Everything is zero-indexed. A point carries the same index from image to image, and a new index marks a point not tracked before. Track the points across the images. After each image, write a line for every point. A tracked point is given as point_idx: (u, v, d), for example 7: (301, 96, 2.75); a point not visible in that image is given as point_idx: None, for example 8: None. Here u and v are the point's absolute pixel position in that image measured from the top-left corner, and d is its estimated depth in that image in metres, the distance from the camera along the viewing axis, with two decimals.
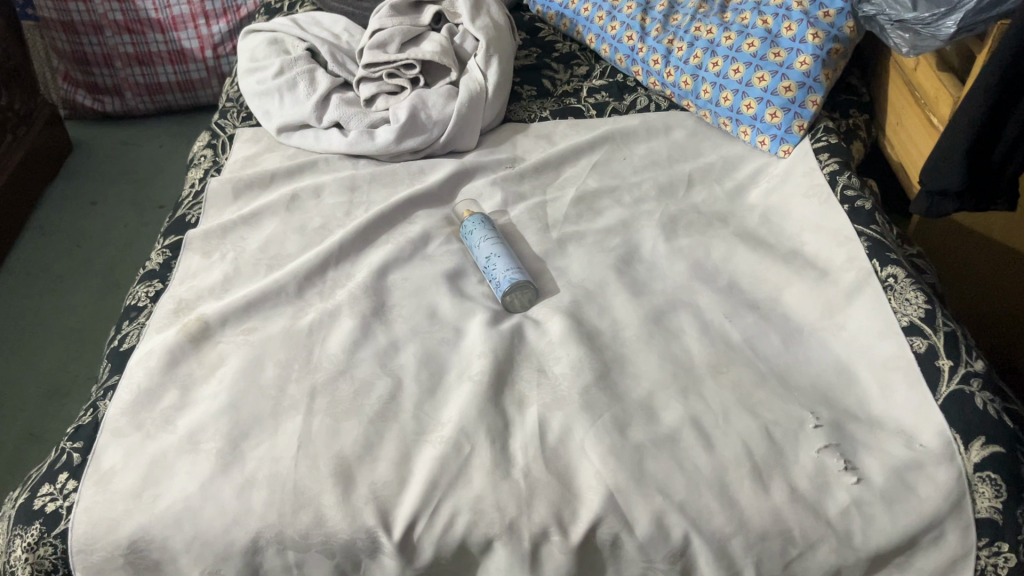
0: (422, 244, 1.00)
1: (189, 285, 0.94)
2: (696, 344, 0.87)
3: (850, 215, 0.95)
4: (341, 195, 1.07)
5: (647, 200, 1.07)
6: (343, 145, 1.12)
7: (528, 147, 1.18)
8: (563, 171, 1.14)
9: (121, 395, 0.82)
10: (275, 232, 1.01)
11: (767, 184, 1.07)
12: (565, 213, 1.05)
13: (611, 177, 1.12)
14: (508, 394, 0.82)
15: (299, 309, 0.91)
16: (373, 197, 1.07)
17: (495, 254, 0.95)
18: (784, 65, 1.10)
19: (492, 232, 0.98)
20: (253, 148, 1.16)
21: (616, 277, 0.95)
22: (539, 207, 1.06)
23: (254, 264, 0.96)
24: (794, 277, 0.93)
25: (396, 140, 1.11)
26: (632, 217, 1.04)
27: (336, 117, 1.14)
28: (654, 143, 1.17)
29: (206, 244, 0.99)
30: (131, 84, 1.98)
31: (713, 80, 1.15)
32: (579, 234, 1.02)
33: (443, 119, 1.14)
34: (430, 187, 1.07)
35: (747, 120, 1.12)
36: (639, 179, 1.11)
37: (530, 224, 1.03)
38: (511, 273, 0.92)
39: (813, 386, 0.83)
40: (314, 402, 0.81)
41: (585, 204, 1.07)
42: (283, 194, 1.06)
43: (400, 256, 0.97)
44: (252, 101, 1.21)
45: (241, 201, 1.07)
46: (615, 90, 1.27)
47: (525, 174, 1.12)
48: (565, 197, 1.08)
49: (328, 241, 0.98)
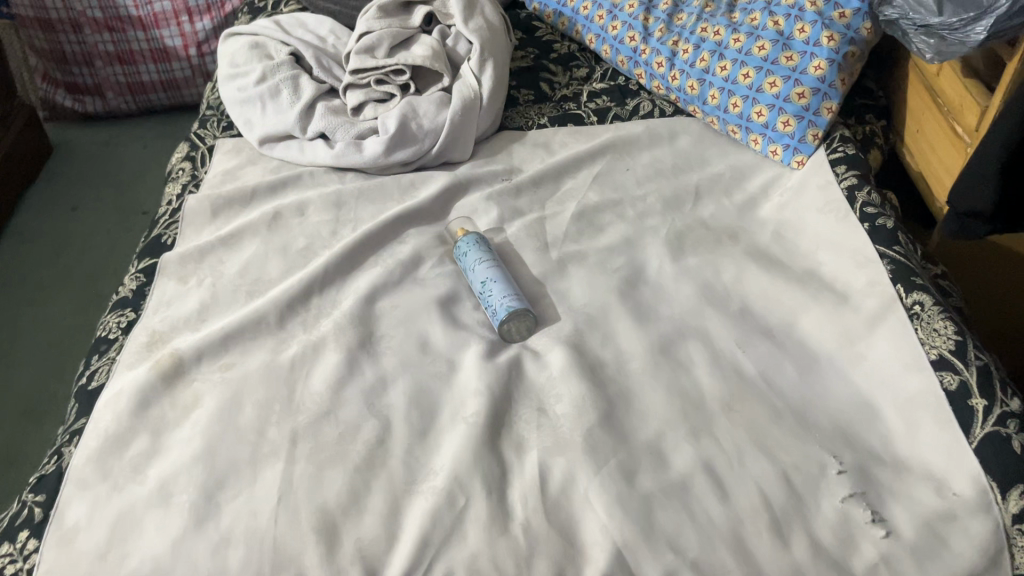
0: (412, 266, 0.93)
1: (163, 316, 0.87)
2: (706, 376, 0.81)
3: (870, 235, 0.88)
4: (326, 212, 1.01)
5: (652, 214, 1.01)
6: (329, 157, 1.06)
7: (525, 157, 1.11)
8: (562, 183, 1.07)
9: (88, 441, 0.76)
10: (256, 255, 0.95)
11: (779, 198, 1.01)
12: (565, 231, 0.99)
13: (613, 189, 1.05)
14: (505, 437, 0.76)
15: (281, 341, 0.84)
16: (360, 214, 1.01)
17: (491, 279, 0.88)
18: (797, 69, 1.03)
19: (488, 253, 0.92)
20: (234, 161, 1.10)
21: (620, 301, 0.89)
22: (537, 223, 1.00)
23: (233, 290, 0.90)
24: (811, 301, 0.86)
25: (385, 152, 1.05)
26: (636, 234, 0.98)
27: (321, 127, 1.08)
28: (658, 151, 1.11)
29: (182, 268, 0.93)
30: (113, 83, 1.90)
31: (721, 85, 1.09)
32: (580, 253, 0.95)
33: (435, 128, 1.08)
34: (422, 203, 1.01)
35: (757, 128, 1.06)
36: (643, 192, 1.04)
37: (527, 243, 0.97)
38: (508, 300, 0.86)
39: (834, 423, 0.76)
40: (296, 447, 0.75)
41: (586, 220, 1.01)
42: (265, 211, 0.99)
43: (389, 281, 0.91)
44: (232, 110, 1.14)
45: (219, 220, 1.00)
46: (617, 94, 1.21)
47: (522, 187, 1.05)
48: (565, 212, 1.02)
49: (313, 264, 0.92)
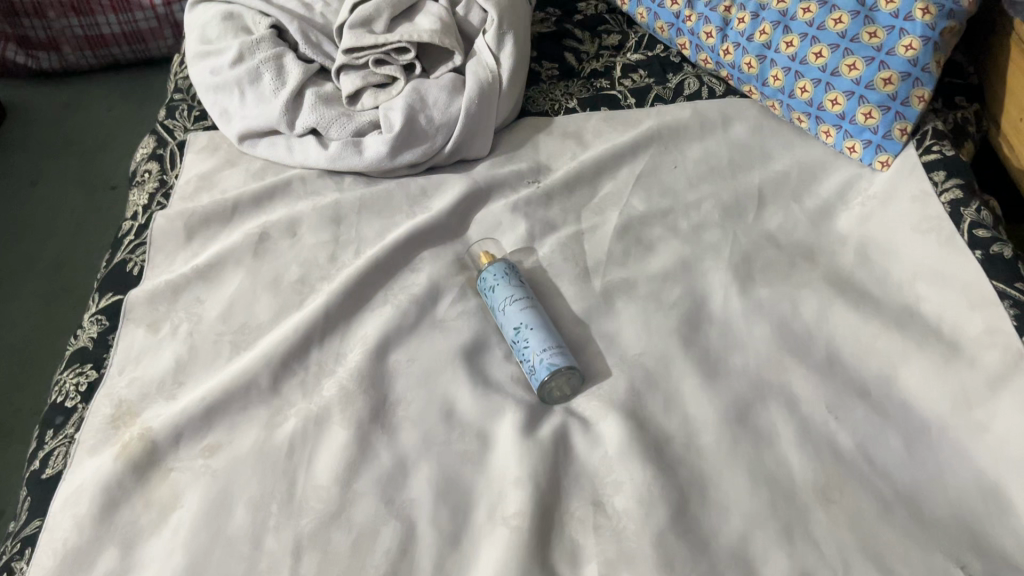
0: (430, 303, 0.78)
1: (131, 377, 0.72)
2: (794, 454, 0.67)
3: (985, 268, 0.73)
4: (323, 230, 0.84)
5: (709, 227, 0.85)
6: (322, 160, 0.89)
7: (554, 151, 0.95)
8: (600, 186, 0.91)
9: (42, 558, 0.61)
10: (241, 290, 0.79)
11: (860, 206, 0.85)
12: (608, 251, 0.83)
13: (661, 194, 0.89)
14: (556, 543, 0.62)
15: (275, 411, 0.69)
16: (363, 232, 0.85)
17: (527, 325, 0.73)
18: (883, 49, 0.85)
19: (521, 290, 0.77)
20: (210, 162, 0.93)
21: (682, 348, 0.74)
22: (574, 241, 0.84)
23: (215, 341, 0.75)
24: (913, 349, 0.71)
25: (390, 154, 0.88)
26: (694, 256, 0.82)
27: (312, 122, 0.90)
28: (710, 142, 0.94)
29: (152, 311, 0.77)
30: (69, 37, 1.68)
31: (786, 65, 0.92)
32: (629, 281, 0.80)
33: (448, 122, 0.91)
34: (436, 219, 0.85)
35: (831, 119, 0.89)
36: (696, 199, 0.88)
37: (565, 268, 0.82)
38: (549, 354, 0.71)
39: (955, 517, 0.63)
40: (300, 563, 0.61)
41: (633, 236, 0.85)
42: (250, 232, 0.83)
43: (403, 325, 0.75)
44: (206, 97, 0.97)
45: (195, 242, 0.84)
46: (656, 68, 1.04)
47: (553, 193, 0.89)
48: (607, 225, 0.86)
49: (310, 305, 0.77)
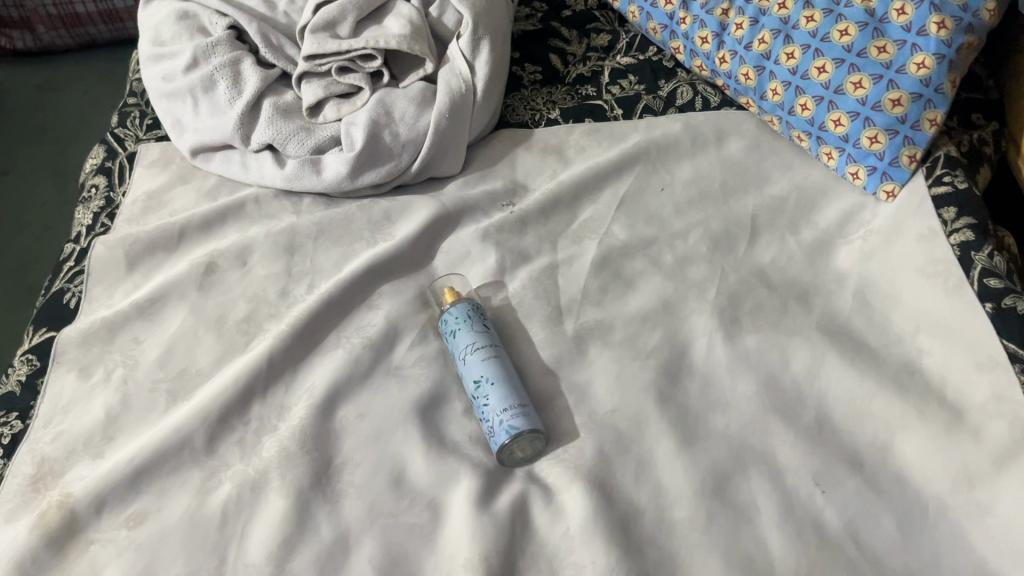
0: (386, 348, 0.72)
1: (56, 431, 0.66)
2: (774, 535, 0.60)
3: (995, 323, 0.66)
4: (275, 260, 0.78)
5: (695, 261, 0.78)
6: (279, 180, 0.82)
7: (532, 169, 0.88)
8: (579, 210, 0.84)
9: None
10: (182, 331, 0.73)
11: (862, 241, 0.78)
12: (584, 288, 0.76)
13: (645, 221, 0.82)
14: None
15: (210, 474, 0.64)
16: (319, 263, 0.78)
17: (487, 379, 0.67)
18: (892, 66, 0.77)
19: (486, 335, 0.70)
20: (160, 178, 0.86)
21: (658, 406, 0.67)
22: (548, 275, 0.78)
23: (151, 390, 0.69)
24: (912, 415, 0.65)
25: (350, 175, 0.81)
26: (676, 295, 0.75)
27: (268, 138, 0.83)
28: (702, 161, 0.87)
29: (85, 354, 0.71)
30: (42, 15, 1.59)
31: (786, 78, 0.84)
32: (604, 324, 0.73)
33: (415, 138, 0.84)
34: (398, 249, 0.78)
35: (833, 141, 0.82)
36: (683, 228, 0.81)
37: (535, 308, 0.75)
38: (510, 416, 0.64)
39: None
40: None
41: (612, 270, 0.78)
42: (195, 262, 0.77)
43: (354, 375, 0.69)
44: (158, 104, 0.90)
45: (138, 273, 0.77)
46: (647, 74, 0.96)
47: (528, 219, 0.82)
48: (585, 257, 0.79)
49: (255, 350, 0.70)
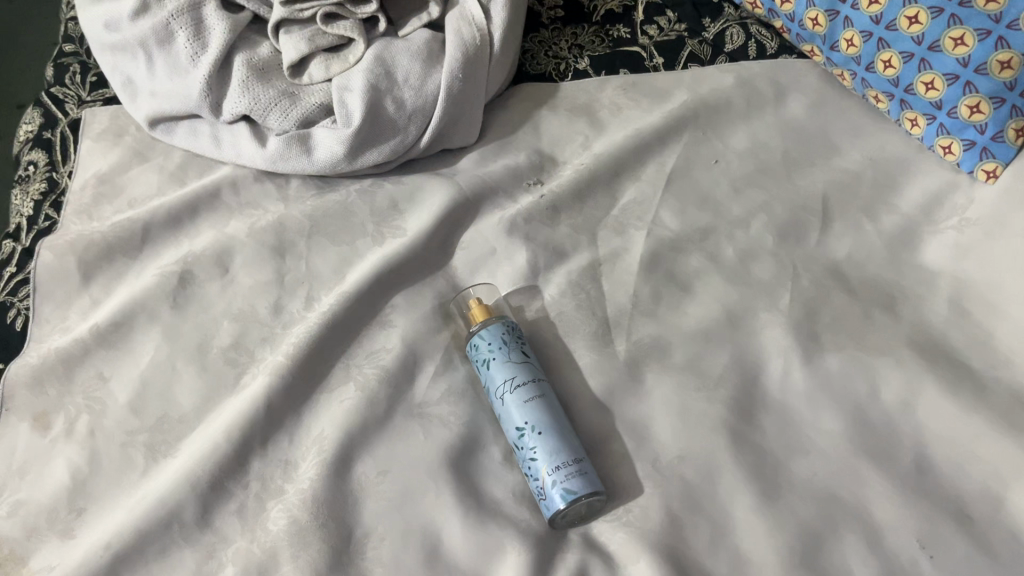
0: (405, 380, 0.60)
1: (12, 502, 0.55)
2: None
3: None
4: (262, 264, 0.65)
5: (760, 255, 0.67)
6: (261, 161, 0.68)
7: (561, 136, 0.74)
8: (619, 191, 0.71)
9: None
10: (157, 364, 0.60)
11: (955, 232, 0.66)
12: (633, 295, 0.65)
13: (698, 205, 0.70)
14: None
15: (206, 555, 0.53)
16: (316, 266, 0.65)
17: (534, 427, 0.56)
18: (1003, 20, 0.62)
19: (526, 366, 0.59)
20: (112, 156, 0.71)
21: (732, 451, 0.57)
22: (589, 278, 0.66)
23: (124, 445, 0.57)
24: None
25: (348, 156, 0.68)
26: (742, 303, 0.64)
27: (244, 109, 0.68)
28: (759, 125, 0.74)
29: (40, 398, 0.59)
30: None
31: (865, 28, 0.69)
32: (661, 343, 0.63)
33: (424, 106, 0.69)
34: (411, 250, 0.66)
35: (920, 107, 0.69)
36: (743, 214, 0.69)
37: (578, 322, 0.64)
38: (564, 476, 0.54)
39: None
40: None
41: (663, 270, 0.66)
42: (166, 272, 0.64)
43: (370, 420, 0.58)
44: (103, 58, 0.73)
45: (96, 285, 0.64)
46: (689, 10, 0.81)
47: (560, 204, 0.70)
48: (631, 254, 0.67)
49: (250, 390, 0.59)
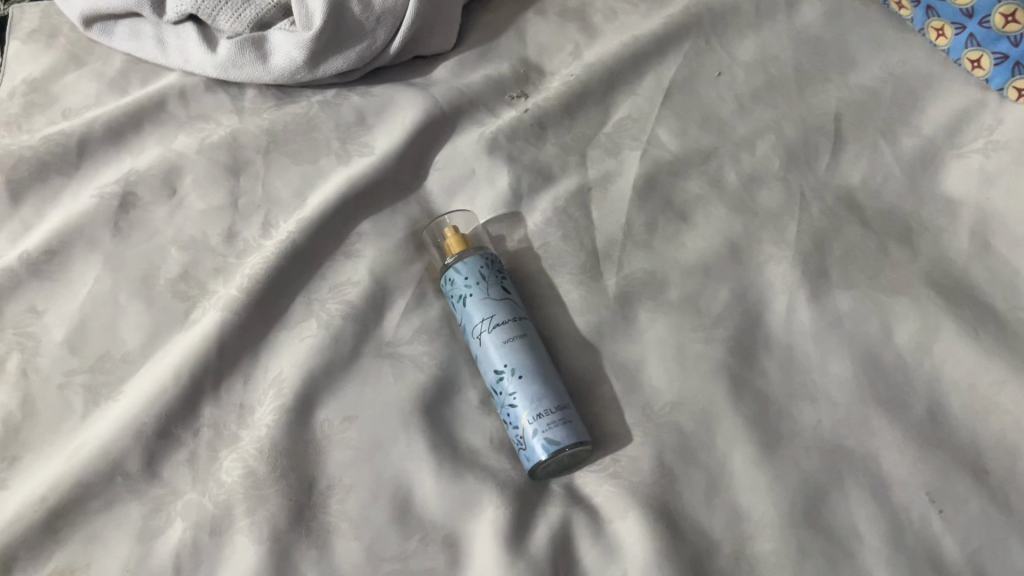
0: (374, 317, 0.55)
1: None
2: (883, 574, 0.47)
3: None
4: (215, 185, 0.58)
5: (766, 181, 0.61)
6: (210, 67, 0.61)
7: (551, 45, 0.67)
8: (613, 107, 0.64)
9: None
10: (97, 296, 0.54)
11: (981, 156, 0.60)
12: (626, 224, 0.59)
13: (700, 124, 0.63)
14: None
15: (153, 509, 0.48)
16: (276, 188, 0.59)
17: (514, 371, 0.51)
18: None
19: (506, 304, 0.53)
20: (44, 61, 0.64)
21: (730, 397, 0.53)
22: (577, 204, 0.60)
23: (61, 387, 0.51)
24: None
25: (309, 63, 0.61)
26: (745, 234, 0.59)
27: (190, 8, 0.61)
28: (769, 35, 0.67)
29: None
30: None
31: None
32: (656, 277, 0.57)
33: (393, 8, 0.63)
34: (380, 172, 0.59)
35: (949, 15, 0.62)
36: (749, 134, 0.63)
37: (565, 254, 0.58)
38: (546, 425, 0.49)
39: None
40: None
41: (660, 195, 0.60)
42: (106, 191, 0.57)
43: (334, 360, 0.53)
44: None
45: (26, 206, 0.57)
46: None
47: (548, 121, 0.63)
48: (625, 177, 0.61)
49: (200, 327, 0.53)
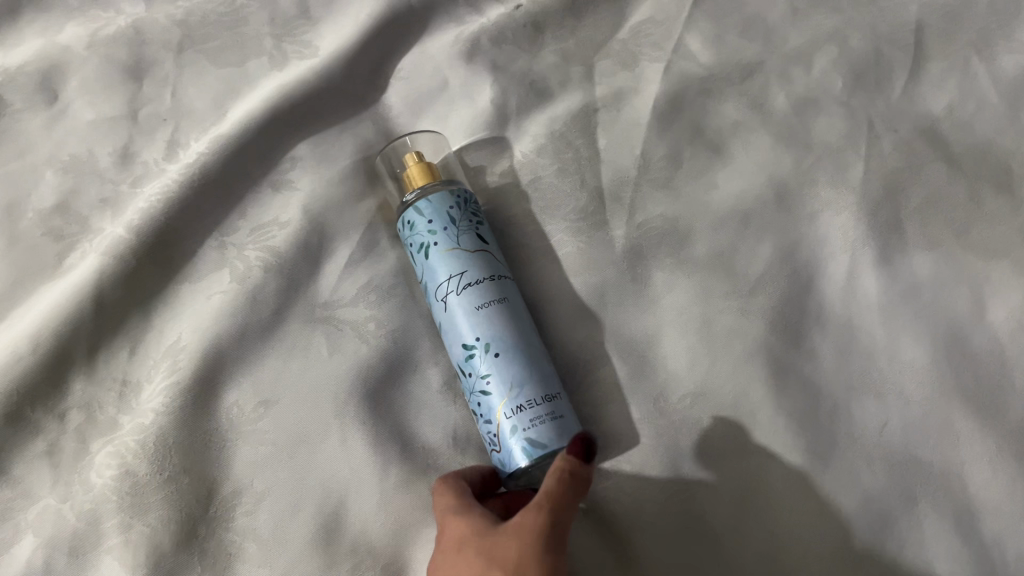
0: (306, 269, 0.42)
1: None
2: None
3: None
4: (109, 90, 0.45)
5: (825, 105, 0.47)
6: None
7: None
8: (630, 4, 0.50)
9: None
10: None
11: None
12: (641, 156, 0.46)
13: (741, 31, 0.49)
14: None
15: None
16: (190, 98, 0.45)
17: (490, 347, 0.38)
18: None
19: (480, 257, 0.40)
20: None
21: (770, 387, 0.40)
22: (579, 129, 0.47)
23: None
24: None
25: None
26: (796, 174, 0.45)
27: None
28: None
29: None
30: None
31: None
32: (678, 227, 0.44)
33: None
34: (326, 81, 0.46)
35: None
36: (804, 45, 0.48)
37: (561, 192, 0.45)
38: (528, 421, 0.37)
39: None
40: None
41: (687, 121, 0.47)
42: None
43: (249, 327, 0.40)
44: None
45: None
46: None
47: (545, 20, 0.49)
48: (643, 97, 0.47)
49: (75, 277, 0.40)
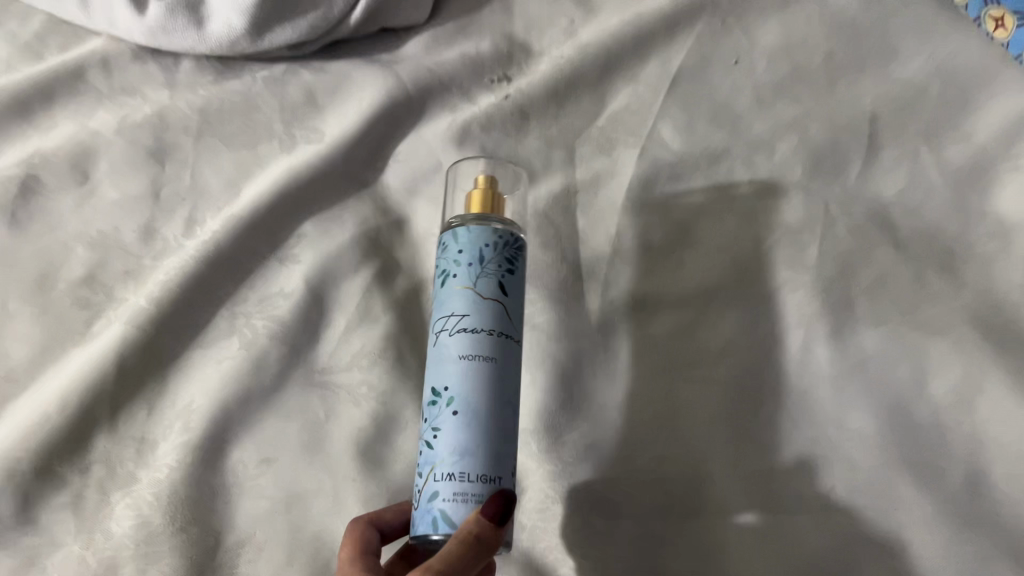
0: (307, 338, 0.46)
1: None
2: None
3: None
4: (134, 172, 0.50)
5: (783, 190, 0.50)
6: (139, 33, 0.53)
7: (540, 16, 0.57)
8: (608, 95, 0.55)
9: None
10: None
11: None
12: (615, 237, 0.51)
13: (710, 119, 0.53)
14: None
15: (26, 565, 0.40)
16: (207, 181, 0.51)
17: (455, 399, 0.37)
18: None
19: (492, 307, 0.39)
20: None
21: (727, 451, 0.44)
22: (560, 210, 0.52)
23: None
24: None
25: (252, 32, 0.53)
26: (757, 253, 0.49)
27: None
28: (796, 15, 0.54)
29: None
30: None
31: None
32: (646, 302, 0.49)
33: None
34: (327, 163, 0.51)
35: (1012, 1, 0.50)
36: (766, 133, 0.52)
37: (542, 268, 0.51)
38: (452, 493, 0.36)
39: None
40: None
41: (658, 203, 0.51)
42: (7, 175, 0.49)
43: (253, 389, 0.44)
44: None
45: None
46: None
47: (530, 107, 0.54)
48: (617, 181, 0.52)
49: (98, 344, 0.45)
